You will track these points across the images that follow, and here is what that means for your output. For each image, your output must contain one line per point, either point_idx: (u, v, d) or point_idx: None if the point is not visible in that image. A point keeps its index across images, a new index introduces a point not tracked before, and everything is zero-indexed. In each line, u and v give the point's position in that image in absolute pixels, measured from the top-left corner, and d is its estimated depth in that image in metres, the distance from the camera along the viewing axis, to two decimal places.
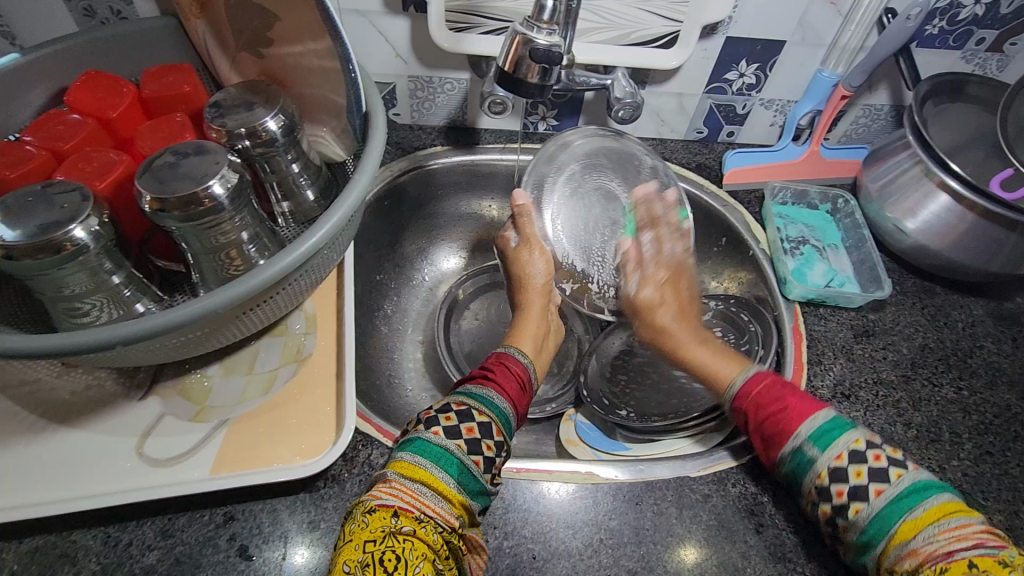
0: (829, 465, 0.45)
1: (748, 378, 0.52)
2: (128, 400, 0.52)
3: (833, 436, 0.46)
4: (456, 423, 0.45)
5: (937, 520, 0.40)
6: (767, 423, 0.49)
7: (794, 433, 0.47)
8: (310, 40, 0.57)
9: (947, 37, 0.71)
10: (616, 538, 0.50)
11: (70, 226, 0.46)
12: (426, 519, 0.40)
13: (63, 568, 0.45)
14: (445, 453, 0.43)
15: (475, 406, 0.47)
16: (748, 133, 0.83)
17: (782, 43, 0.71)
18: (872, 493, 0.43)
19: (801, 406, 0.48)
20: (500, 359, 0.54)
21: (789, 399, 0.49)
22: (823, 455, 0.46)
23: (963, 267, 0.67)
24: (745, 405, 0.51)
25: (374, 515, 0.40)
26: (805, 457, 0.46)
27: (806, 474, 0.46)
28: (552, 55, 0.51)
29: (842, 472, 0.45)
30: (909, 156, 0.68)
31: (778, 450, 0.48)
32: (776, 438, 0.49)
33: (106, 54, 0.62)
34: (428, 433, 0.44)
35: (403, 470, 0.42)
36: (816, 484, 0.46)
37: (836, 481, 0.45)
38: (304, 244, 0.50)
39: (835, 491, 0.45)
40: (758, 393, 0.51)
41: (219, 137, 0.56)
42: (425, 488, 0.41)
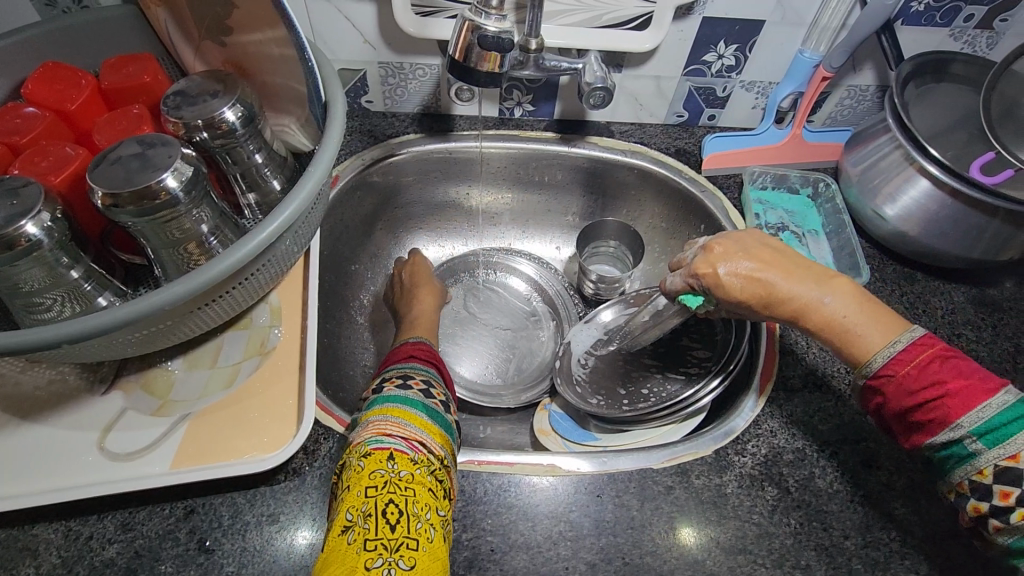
0: (996, 464, 0.41)
1: (900, 353, 0.45)
2: (90, 395, 0.52)
3: (1011, 432, 0.41)
4: (401, 386, 0.49)
5: None
6: (920, 410, 0.44)
7: (954, 423, 0.43)
8: (268, 27, 0.56)
9: (933, 14, 0.68)
10: (575, 531, 0.50)
11: (22, 222, 0.46)
12: (419, 461, 0.44)
13: (25, 561, 0.45)
14: (408, 398, 0.48)
15: (407, 371, 0.51)
16: (730, 116, 0.81)
17: (761, 23, 0.68)
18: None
19: (972, 393, 0.42)
20: (415, 345, 0.57)
21: (950, 381, 0.43)
22: (989, 452, 0.41)
23: (943, 253, 0.65)
24: (892, 385, 0.45)
25: (371, 458, 0.43)
26: (965, 450, 0.42)
27: (962, 467, 0.43)
28: (502, 42, 0.50)
29: (1014, 473, 0.41)
30: (890, 140, 0.66)
31: (928, 436, 0.44)
32: (927, 423, 0.44)
33: (66, 44, 0.62)
34: (386, 389, 0.48)
35: (382, 413, 0.46)
36: (974, 479, 0.42)
37: (998, 481, 0.41)
38: (258, 236, 0.49)
39: (999, 492, 0.41)
40: (911, 369, 0.45)
41: (176, 129, 0.56)
42: (408, 422, 0.45)
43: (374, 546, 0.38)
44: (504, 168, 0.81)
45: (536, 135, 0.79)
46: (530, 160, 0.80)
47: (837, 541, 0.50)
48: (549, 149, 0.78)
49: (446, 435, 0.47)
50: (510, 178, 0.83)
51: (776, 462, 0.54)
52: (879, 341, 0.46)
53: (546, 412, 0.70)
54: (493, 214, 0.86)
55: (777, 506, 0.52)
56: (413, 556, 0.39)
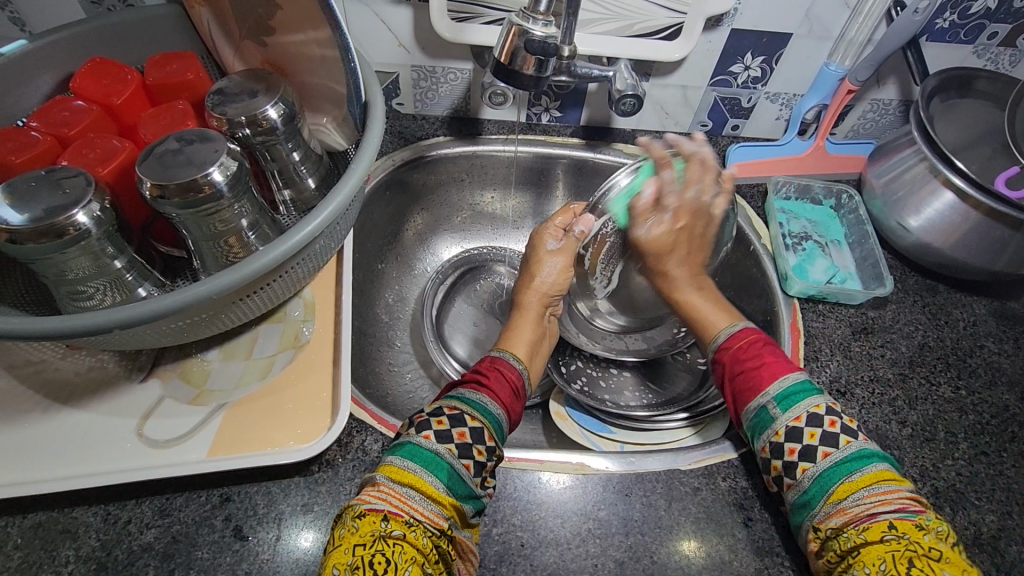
0: (789, 424, 0.47)
1: (734, 334, 0.55)
2: (129, 382, 0.53)
3: (797, 399, 0.48)
4: (448, 428, 0.46)
5: (870, 484, 0.43)
6: (742, 377, 0.51)
7: (763, 390, 0.49)
8: (311, 29, 0.58)
9: (958, 31, 0.69)
10: (604, 529, 0.50)
11: (73, 211, 0.47)
12: (415, 523, 0.40)
13: (64, 543, 0.46)
14: (436, 457, 0.44)
15: (468, 411, 0.48)
16: (753, 127, 0.82)
17: (789, 35, 0.70)
18: (820, 455, 0.45)
19: (761, 375, 0.50)
20: (495, 364, 0.55)
21: (767, 358, 0.51)
22: (784, 414, 0.47)
23: (964, 266, 0.66)
24: (727, 358, 0.54)
25: (364, 519, 0.40)
26: (768, 415, 0.48)
27: (763, 432, 0.48)
28: (548, 47, 0.51)
29: (798, 433, 0.46)
30: (914, 152, 0.67)
31: (744, 404, 0.50)
32: (744, 393, 0.51)
33: (112, 41, 0.63)
34: (418, 437, 0.45)
35: (392, 474, 0.42)
36: (772, 440, 0.47)
37: (790, 440, 0.47)
38: (299, 233, 0.50)
39: (787, 449, 0.47)
40: (738, 347, 0.53)
41: (220, 125, 0.57)
42: (410, 491, 0.41)
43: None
44: (528, 171, 0.83)
45: (562, 141, 0.80)
46: (555, 165, 0.81)
47: None
48: (575, 154, 0.80)
49: (456, 501, 0.43)
50: (534, 181, 0.84)
51: None
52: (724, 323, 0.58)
53: (560, 395, 0.71)
54: (514, 217, 0.88)
55: None
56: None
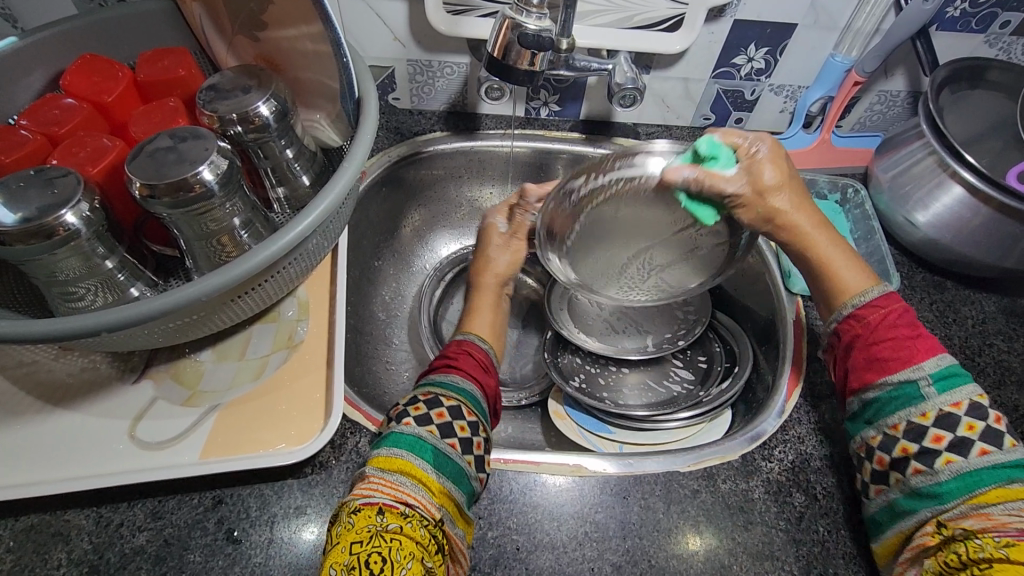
0: (943, 407, 0.46)
1: (874, 299, 0.52)
2: (121, 383, 0.53)
3: (957, 382, 0.47)
4: (425, 411, 0.46)
5: None
6: (884, 345, 0.50)
7: (915, 364, 0.48)
8: (303, 23, 0.57)
9: (969, 20, 0.67)
10: (601, 532, 0.49)
11: (61, 211, 0.46)
12: (410, 514, 0.40)
13: (56, 546, 0.46)
14: (418, 440, 0.44)
15: (441, 392, 0.48)
16: (757, 120, 0.80)
17: (794, 26, 0.68)
18: (976, 451, 0.44)
19: (914, 347, 0.49)
20: (462, 346, 0.55)
21: (918, 332, 0.51)
22: (939, 397, 0.46)
23: (974, 262, 0.65)
24: (858, 320, 0.52)
25: (359, 514, 0.39)
26: (916, 391, 0.47)
27: (908, 407, 0.47)
28: (542, 41, 0.49)
29: (953, 421, 0.45)
30: (923, 146, 0.65)
31: (879, 376, 0.49)
32: (887, 363, 0.49)
33: (104, 37, 0.62)
34: (399, 426, 0.44)
35: (381, 464, 0.42)
36: (888, 432, 0.47)
37: (939, 426, 0.45)
38: (291, 232, 0.49)
39: (934, 436, 0.45)
40: (878, 317, 0.51)
41: (211, 123, 0.56)
42: (401, 478, 0.41)
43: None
44: (527, 166, 0.81)
45: (561, 136, 0.79)
46: (555, 160, 0.80)
47: (865, 551, 0.49)
48: (575, 149, 0.78)
49: (449, 486, 0.43)
50: (533, 177, 0.83)
51: (804, 468, 0.54)
52: (857, 283, 0.54)
53: (559, 393, 0.70)
54: None
55: (805, 513, 0.51)
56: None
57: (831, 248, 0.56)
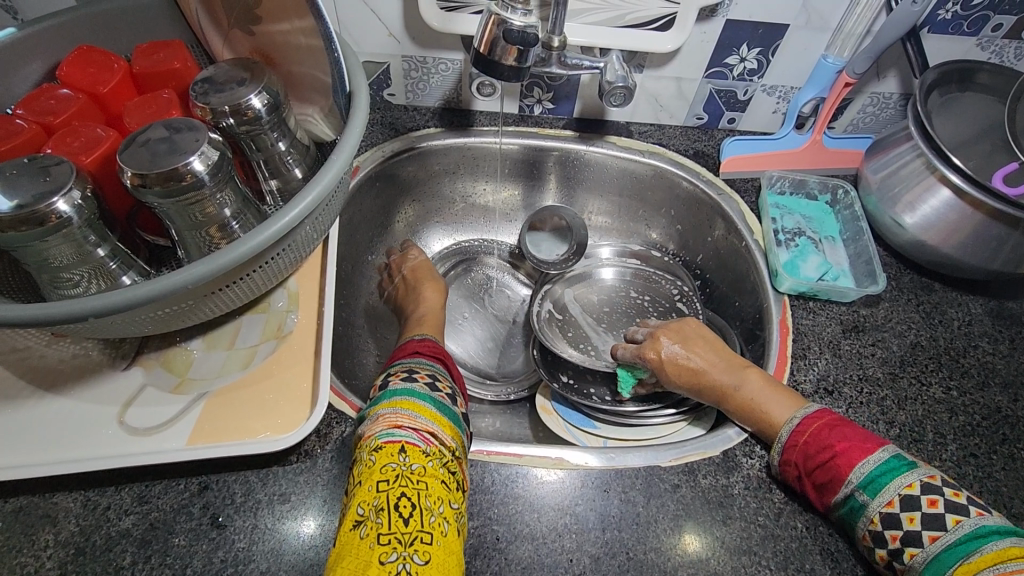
0: (881, 511, 0.46)
1: (801, 422, 0.51)
2: (112, 370, 0.54)
3: (884, 482, 0.46)
4: (431, 382, 0.51)
5: (996, 564, 0.40)
6: (819, 472, 0.49)
7: (846, 479, 0.48)
8: (297, 18, 0.57)
9: (961, 23, 0.68)
10: (580, 524, 0.50)
11: (53, 199, 0.47)
12: (431, 453, 0.44)
13: (44, 528, 0.47)
14: (436, 401, 0.49)
15: (438, 374, 0.53)
16: (750, 120, 0.80)
17: (786, 26, 0.68)
18: (927, 539, 0.44)
19: (849, 456, 0.48)
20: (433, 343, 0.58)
21: (838, 444, 0.49)
22: (874, 501, 0.46)
23: (961, 264, 0.65)
24: (794, 455, 0.51)
25: (382, 452, 0.43)
26: (857, 502, 0.47)
27: (859, 520, 0.47)
28: (527, 37, 0.50)
29: (895, 518, 0.45)
30: (912, 148, 0.65)
31: (831, 496, 0.48)
32: (829, 485, 0.48)
33: (102, 29, 0.63)
34: (418, 384, 0.49)
35: (398, 406, 0.47)
36: (870, 529, 0.46)
37: (889, 527, 0.45)
38: (277, 223, 0.49)
39: (889, 536, 0.45)
40: (807, 439, 0.50)
41: (204, 114, 0.57)
42: (418, 414, 0.47)
43: (387, 540, 0.39)
44: (521, 163, 0.82)
45: (555, 133, 0.79)
46: (547, 158, 0.81)
47: (843, 547, 0.50)
48: (567, 147, 0.79)
49: (456, 427, 0.48)
50: (527, 173, 0.83)
51: None
52: (786, 412, 0.53)
53: (547, 389, 0.71)
54: (508, 210, 0.87)
55: (783, 509, 0.52)
56: (428, 550, 0.39)
57: (750, 382, 0.56)
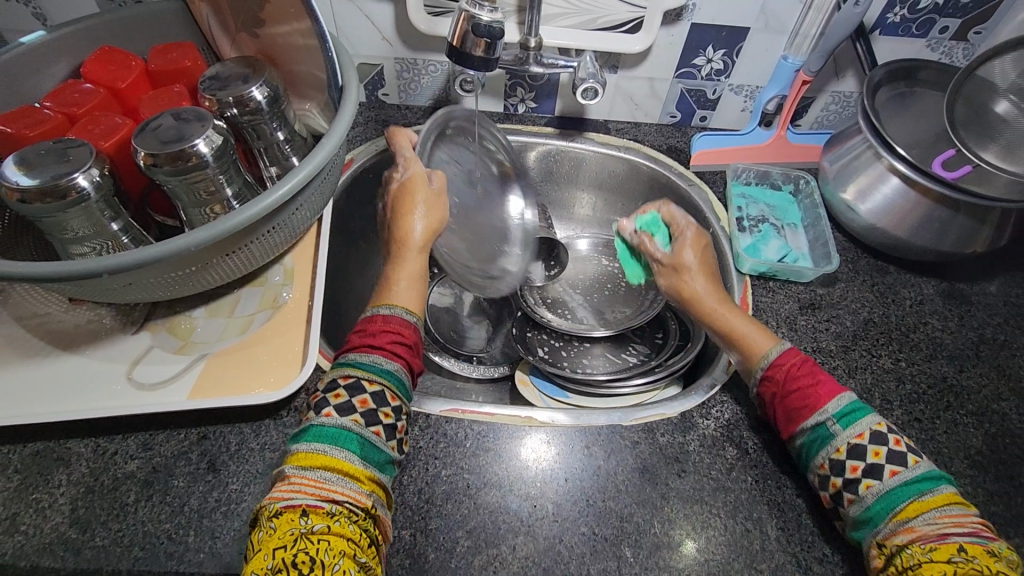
0: (848, 442, 0.49)
1: (778, 358, 0.55)
2: (122, 334, 0.59)
3: (856, 417, 0.50)
4: (347, 399, 0.47)
5: (943, 505, 0.44)
6: (796, 397, 0.53)
7: (820, 408, 0.51)
8: (295, 20, 0.64)
9: (909, 25, 0.73)
10: (546, 475, 0.54)
11: (74, 175, 0.53)
12: (337, 513, 0.41)
13: (58, 469, 0.52)
14: (342, 432, 0.45)
15: (364, 376, 0.48)
16: (720, 118, 0.86)
17: (747, 30, 0.74)
18: (887, 473, 0.47)
19: (819, 394, 0.52)
20: (387, 325, 0.52)
21: (818, 379, 0.53)
22: (845, 432, 0.49)
23: (912, 246, 0.69)
24: (776, 376, 0.54)
25: (280, 518, 0.40)
26: (828, 432, 0.50)
27: (823, 448, 0.50)
28: (493, 30, 0.56)
29: (861, 450, 0.48)
30: (862, 140, 0.70)
31: (799, 422, 0.52)
32: (801, 411, 0.52)
33: (122, 33, 0.70)
34: (320, 418, 0.45)
35: (301, 462, 0.43)
36: (832, 457, 0.49)
37: (852, 457, 0.48)
38: (271, 196, 0.54)
39: (850, 466, 0.48)
40: (789, 368, 0.54)
41: (211, 105, 0.63)
42: (325, 474, 0.42)
43: None
44: None
45: (537, 131, 0.85)
46: (530, 153, 0.86)
47: (789, 498, 0.54)
48: (549, 143, 0.85)
49: (374, 476, 0.45)
50: None
51: (738, 426, 0.58)
52: (767, 345, 0.57)
53: (525, 365, 0.76)
54: None
55: (735, 463, 0.56)
56: None
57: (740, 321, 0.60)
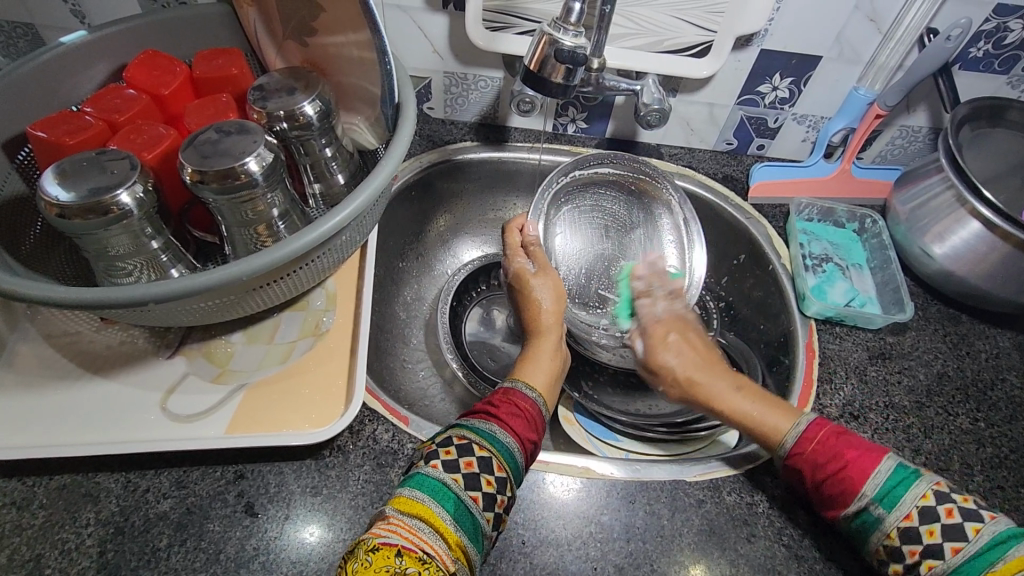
0: (900, 525, 0.44)
1: (806, 430, 0.50)
2: (156, 358, 0.56)
3: (899, 493, 0.45)
4: (455, 457, 0.45)
5: (1019, 574, 0.39)
6: (829, 483, 0.48)
7: (859, 492, 0.46)
8: (351, 31, 0.60)
9: (992, 61, 0.69)
10: (605, 533, 0.51)
11: (117, 191, 0.49)
12: (428, 560, 0.38)
13: (86, 506, 0.48)
14: (442, 487, 0.42)
15: (476, 440, 0.46)
16: (779, 147, 0.82)
17: (819, 58, 0.70)
18: (949, 551, 0.42)
19: (861, 464, 0.47)
20: (508, 396, 0.51)
21: (847, 453, 0.47)
22: (891, 514, 0.45)
23: (989, 297, 0.65)
24: (804, 463, 0.49)
25: (377, 553, 0.38)
26: (872, 516, 0.46)
27: (875, 534, 0.45)
28: (577, 57, 0.52)
29: (914, 533, 0.44)
30: (941, 180, 0.66)
31: (843, 505, 0.47)
32: (841, 495, 0.47)
33: (166, 36, 0.67)
34: (427, 467, 0.43)
35: (402, 506, 0.41)
36: (886, 544, 0.45)
37: (907, 542, 0.44)
38: (327, 222, 0.51)
39: (907, 551, 0.44)
40: (815, 448, 0.49)
41: (259, 118, 0.59)
42: (420, 523, 0.40)
43: None
44: None
45: (586, 152, 0.82)
46: None
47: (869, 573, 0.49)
48: None
49: (466, 547, 0.41)
50: None
51: None
52: (785, 423, 0.51)
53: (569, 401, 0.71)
54: None
55: (809, 530, 0.52)
56: None
57: (745, 401, 0.53)
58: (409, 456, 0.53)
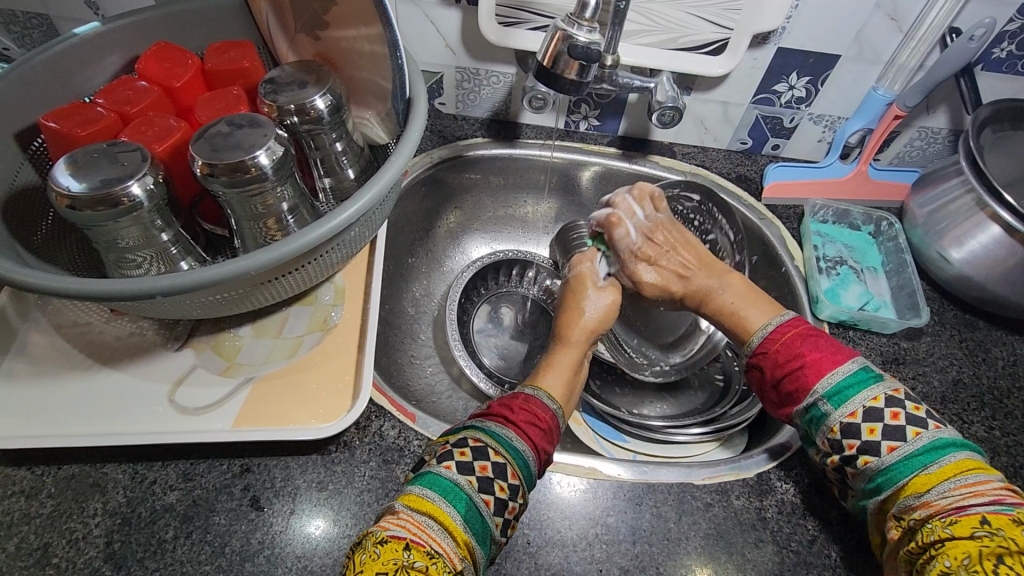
0: (842, 420, 0.46)
1: (770, 334, 0.53)
2: (165, 350, 0.56)
3: (850, 392, 0.47)
4: (470, 460, 0.44)
5: (954, 475, 0.41)
6: (785, 381, 0.51)
7: (810, 390, 0.49)
8: (364, 25, 0.60)
9: (1016, 62, 0.67)
10: (611, 535, 0.50)
11: (128, 182, 0.49)
12: (435, 555, 0.38)
13: (93, 496, 0.48)
14: (455, 488, 0.42)
15: (491, 445, 0.45)
16: (794, 147, 0.81)
17: (837, 57, 0.69)
18: (884, 449, 0.45)
19: (814, 366, 0.49)
20: (528, 404, 0.49)
21: (808, 354, 0.50)
22: (836, 410, 0.47)
23: (1008, 302, 0.64)
24: (765, 362, 0.52)
25: (385, 546, 0.38)
26: (819, 411, 0.48)
27: (818, 427, 0.48)
28: (590, 52, 0.51)
29: (855, 428, 0.46)
30: (961, 183, 0.64)
31: (794, 403, 0.50)
32: (793, 394, 0.50)
33: (179, 28, 0.67)
34: (439, 467, 0.43)
35: (411, 502, 0.41)
36: (828, 436, 0.47)
37: (847, 436, 0.46)
38: (336, 218, 0.51)
39: (846, 444, 0.46)
40: (780, 345, 0.52)
41: (270, 112, 0.59)
42: (430, 521, 0.40)
43: None
44: (563, 177, 0.83)
45: (598, 150, 0.81)
46: (589, 173, 0.82)
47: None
48: (610, 164, 0.80)
49: (474, 548, 0.41)
50: (568, 186, 0.85)
51: (821, 492, 0.53)
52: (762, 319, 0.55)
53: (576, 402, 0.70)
54: (547, 222, 0.89)
55: (818, 536, 0.51)
56: None
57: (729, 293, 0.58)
58: (414, 453, 0.53)
